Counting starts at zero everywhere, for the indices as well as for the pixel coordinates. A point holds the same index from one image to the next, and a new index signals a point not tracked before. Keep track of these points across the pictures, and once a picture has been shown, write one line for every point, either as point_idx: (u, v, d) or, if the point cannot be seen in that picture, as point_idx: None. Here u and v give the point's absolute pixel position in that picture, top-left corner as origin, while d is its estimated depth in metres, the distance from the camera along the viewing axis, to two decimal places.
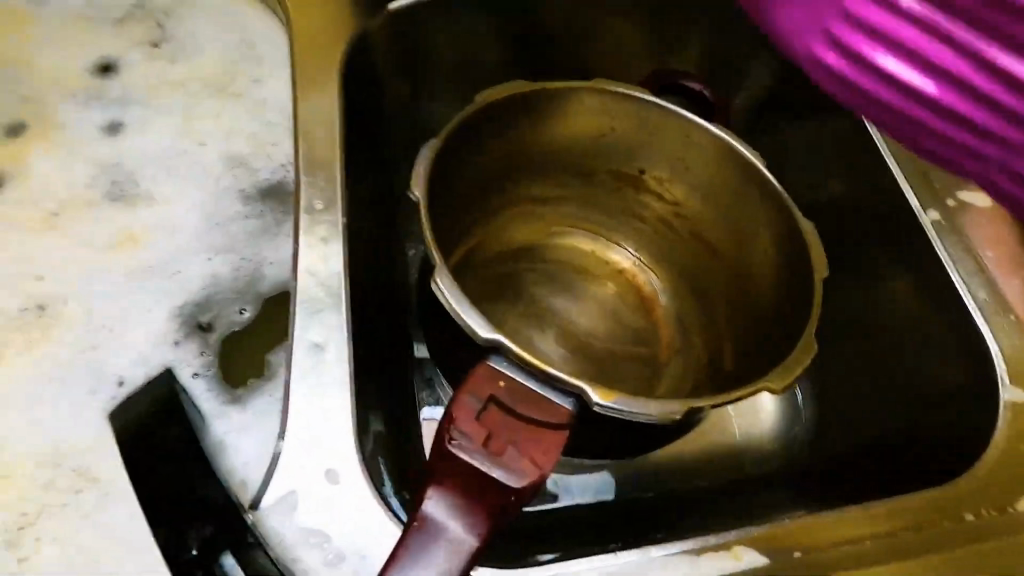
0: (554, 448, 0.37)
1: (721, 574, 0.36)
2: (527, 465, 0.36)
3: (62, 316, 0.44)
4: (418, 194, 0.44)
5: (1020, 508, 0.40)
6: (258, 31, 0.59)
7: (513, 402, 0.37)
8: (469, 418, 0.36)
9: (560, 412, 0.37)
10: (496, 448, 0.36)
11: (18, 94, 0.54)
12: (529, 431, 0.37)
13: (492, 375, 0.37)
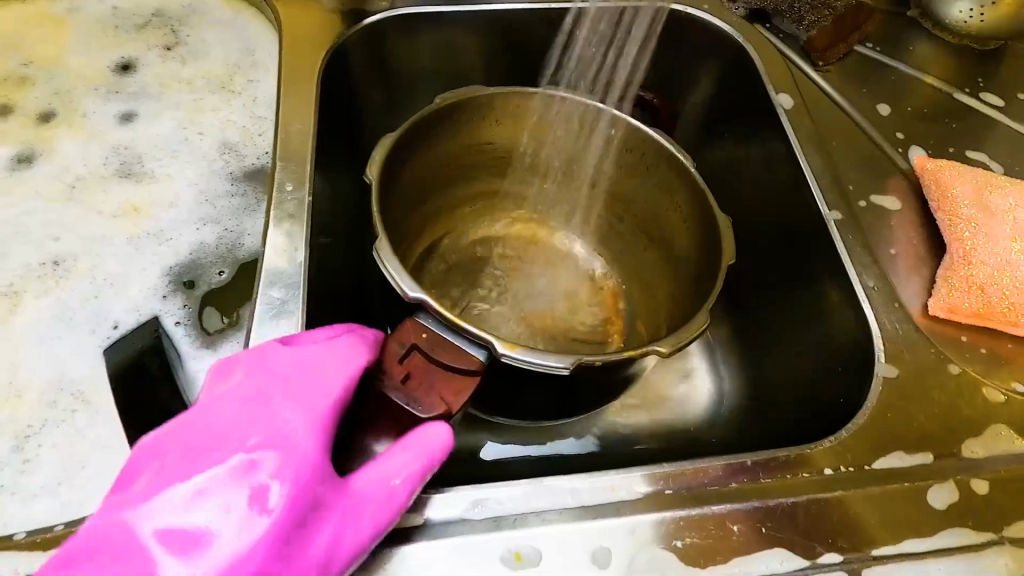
0: (464, 392, 0.42)
1: (600, 503, 0.42)
2: (437, 403, 0.42)
3: (73, 270, 0.53)
4: (371, 177, 0.51)
5: (877, 466, 0.45)
6: (257, 39, 0.69)
7: (432, 350, 0.43)
8: (394, 360, 0.43)
9: (473, 360, 0.43)
10: (414, 386, 0.42)
11: (52, 87, 0.63)
12: (443, 375, 0.43)
13: (416, 327, 0.43)
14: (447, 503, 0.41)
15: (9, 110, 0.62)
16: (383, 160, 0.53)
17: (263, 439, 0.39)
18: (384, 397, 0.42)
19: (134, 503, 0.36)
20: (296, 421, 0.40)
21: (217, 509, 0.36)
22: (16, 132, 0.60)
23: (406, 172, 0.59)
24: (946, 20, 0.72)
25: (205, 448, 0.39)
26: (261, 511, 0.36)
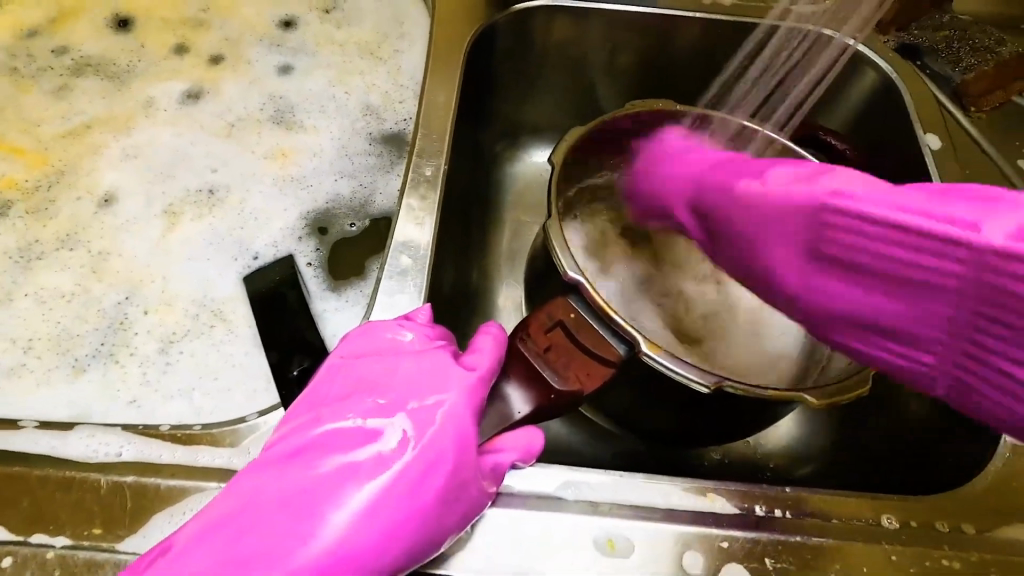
0: (598, 376, 0.44)
1: (694, 508, 0.42)
2: (572, 378, 0.43)
3: (225, 200, 0.58)
4: (554, 162, 0.53)
5: (996, 534, 0.42)
6: (406, 10, 0.71)
7: (578, 332, 0.44)
8: (538, 329, 0.44)
9: (613, 351, 0.44)
10: (554, 359, 0.43)
11: (224, 34, 0.69)
12: (582, 360, 0.44)
13: (566, 306, 0.45)
14: (542, 477, 0.42)
15: (185, 49, 0.68)
16: (566, 151, 0.55)
17: (419, 407, 0.40)
18: (522, 358, 0.43)
19: (306, 431, 0.39)
20: (448, 398, 0.41)
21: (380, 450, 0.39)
22: (188, 70, 0.66)
23: (575, 169, 0.59)
24: None
25: (372, 397, 0.41)
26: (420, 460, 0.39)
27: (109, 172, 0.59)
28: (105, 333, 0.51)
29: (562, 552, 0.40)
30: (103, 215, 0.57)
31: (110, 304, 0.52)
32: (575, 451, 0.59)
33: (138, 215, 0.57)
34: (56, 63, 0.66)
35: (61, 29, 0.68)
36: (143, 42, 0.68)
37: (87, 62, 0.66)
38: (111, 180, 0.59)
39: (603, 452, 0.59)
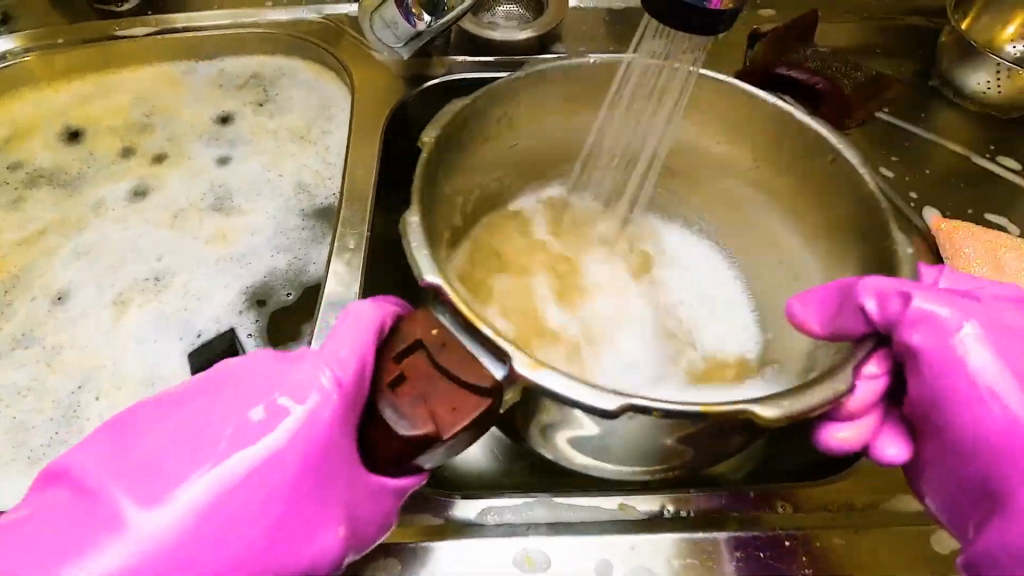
0: (463, 411, 0.39)
1: (606, 517, 0.48)
2: (421, 410, 0.39)
3: (171, 285, 0.63)
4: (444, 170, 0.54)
5: (863, 507, 0.49)
6: (332, 95, 0.80)
7: (438, 354, 0.41)
8: (394, 356, 0.42)
9: (487, 377, 0.40)
10: (404, 391, 0.41)
11: (167, 134, 0.76)
12: (448, 386, 0.40)
13: (429, 324, 0.43)
14: (463, 506, 0.48)
15: (131, 152, 0.74)
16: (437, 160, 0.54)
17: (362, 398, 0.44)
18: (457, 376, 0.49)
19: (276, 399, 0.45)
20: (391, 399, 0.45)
21: (284, 458, 0.41)
22: (135, 170, 0.73)
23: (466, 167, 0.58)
24: (964, 88, 0.78)
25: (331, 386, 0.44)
26: (313, 486, 0.42)
27: (62, 272, 0.64)
28: (58, 422, 0.54)
29: (488, 570, 0.45)
30: (57, 311, 0.62)
31: (65, 396, 0.56)
32: (529, 479, 0.62)
33: (89, 307, 0.62)
34: (12, 177, 0.72)
35: (16, 147, 0.75)
36: (93, 149, 0.75)
37: (41, 173, 0.72)
38: (64, 279, 0.64)
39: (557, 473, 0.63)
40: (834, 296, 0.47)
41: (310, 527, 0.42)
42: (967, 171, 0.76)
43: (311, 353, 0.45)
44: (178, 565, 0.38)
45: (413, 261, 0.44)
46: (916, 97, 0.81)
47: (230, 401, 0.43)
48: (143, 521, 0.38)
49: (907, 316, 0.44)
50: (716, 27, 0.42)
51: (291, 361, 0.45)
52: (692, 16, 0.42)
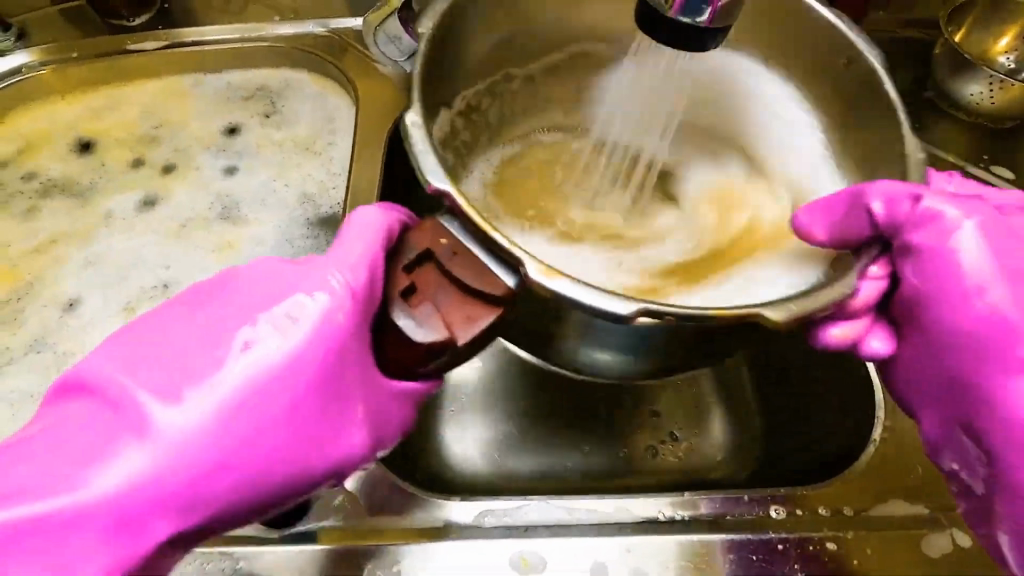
0: (479, 315, 0.38)
1: (601, 519, 0.48)
2: (437, 320, 0.39)
3: (178, 292, 0.65)
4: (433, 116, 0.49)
5: (852, 512, 0.50)
6: (337, 106, 0.82)
7: (449, 263, 0.39)
8: (403, 267, 0.42)
9: (500, 286, 0.39)
10: (415, 302, 0.40)
11: (176, 146, 0.78)
12: (458, 293, 0.39)
13: (438, 232, 0.41)
14: (458, 508, 0.49)
15: (141, 163, 0.76)
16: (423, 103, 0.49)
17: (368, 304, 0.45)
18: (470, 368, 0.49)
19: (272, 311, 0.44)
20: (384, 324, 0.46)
21: (299, 365, 0.42)
22: (144, 181, 0.75)
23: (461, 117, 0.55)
24: (959, 99, 0.79)
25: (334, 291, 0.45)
26: (328, 388, 0.43)
27: (73, 280, 0.66)
28: None
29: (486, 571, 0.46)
30: (68, 318, 0.63)
31: None
32: (530, 483, 0.63)
33: (98, 315, 0.64)
34: (26, 188, 0.74)
35: (29, 158, 0.77)
36: (104, 160, 0.77)
37: (53, 184, 0.74)
38: (74, 287, 0.66)
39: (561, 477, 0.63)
40: (845, 201, 0.48)
41: (333, 430, 0.44)
42: (961, 181, 0.77)
43: (318, 261, 0.46)
44: (206, 466, 0.40)
45: (416, 161, 0.41)
46: (911, 108, 0.82)
47: (243, 309, 0.44)
48: (169, 421, 0.40)
49: (917, 215, 0.46)
50: (709, 42, 0.44)
51: (299, 270, 0.45)
52: (685, 33, 0.43)
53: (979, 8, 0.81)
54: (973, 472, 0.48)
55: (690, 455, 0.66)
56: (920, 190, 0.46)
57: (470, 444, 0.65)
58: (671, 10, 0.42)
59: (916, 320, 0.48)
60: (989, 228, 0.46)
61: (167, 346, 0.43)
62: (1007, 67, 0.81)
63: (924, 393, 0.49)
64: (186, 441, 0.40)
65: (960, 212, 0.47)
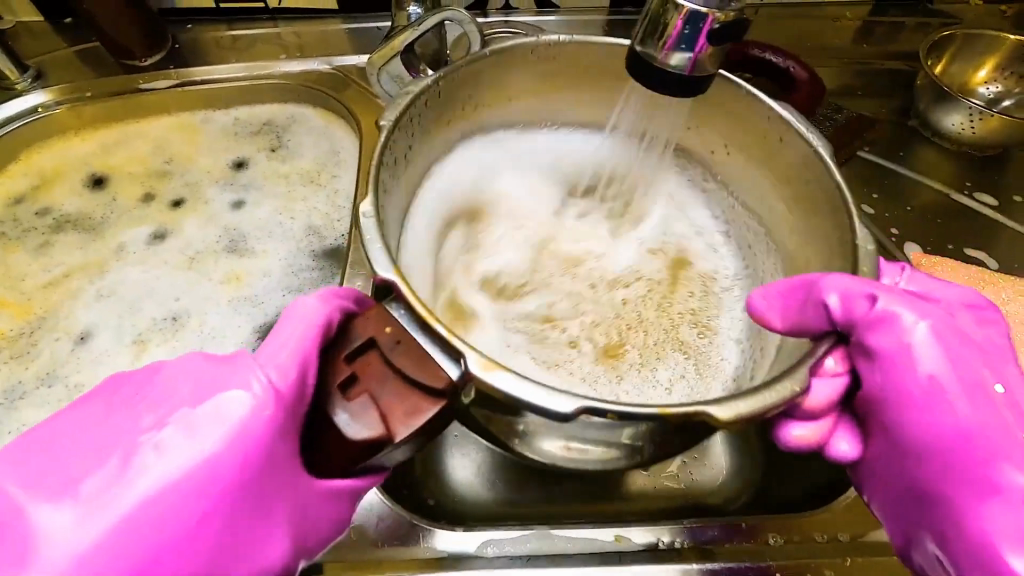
0: (419, 412, 0.39)
1: (603, 549, 0.50)
2: (375, 416, 0.40)
3: (187, 324, 0.67)
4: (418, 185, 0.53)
5: (847, 538, 0.52)
6: (341, 140, 0.84)
7: (392, 352, 0.41)
8: (345, 357, 0.43)
9: (440, 377, 0.40)
10: (354, 395, 0.41)
11: (186, 180, 0.81)
12: (402, 386, 0.40)
13: (383, 320, 0.42)
14: (464, 538, 0.51)
15: (151, 198, 0.79)
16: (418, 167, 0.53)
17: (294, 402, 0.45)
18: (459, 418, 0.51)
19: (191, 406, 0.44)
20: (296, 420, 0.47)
21: (217, 466, 0.42)
22: (154, 215, 0.77)
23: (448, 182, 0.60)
24: (940, 129, 0.82)
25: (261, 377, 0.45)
26: (249, 497, 0.43)
27: (84, 314, 0.68)
28: None
29: None
30: (79, 352, 0.65)
31: None
32: (533, 508, 0.64)
33: (109, 348, 0.65)
34: (39, 223, 0.76)
35: (43, 194, 0.79)
36: (115, 196, 0.79)
37: (66, 219, 0.77)
38: (85, 321, 0.67)
39: (558, 499, 0.64)
40: (798, 292, 0.49)
41: (251, 536, 0.43)
42: (947, 207, 0.80)
43: (246, 358, 0.46)
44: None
45: (366, 251, 0.44)
46: (895, 137, 0.85)
47: (158, 414, 0.44)
48: (60, 528, 0.39)
49: (871, 317, 0.46)
50: (695, 87, 0.46)
51: (223, 369, 0.46)
52: (673, 82, 0.45)
53: (957, 42, 0.84)
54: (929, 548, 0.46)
55: (693, 481, 0.67)
56: (876, 289, 0.46)
57: (470, 470, 0.66)
58: (660, 57, 0.45)
59: (880, 428, 0.48)
60: (943, 333, 0.46)
61: (79, 451, 0.43)
62: (986, 98, 0.85)
63: (886, 505, 0.49)
64: (88, 555, 0.39)
65: (913, 315, 0.47)
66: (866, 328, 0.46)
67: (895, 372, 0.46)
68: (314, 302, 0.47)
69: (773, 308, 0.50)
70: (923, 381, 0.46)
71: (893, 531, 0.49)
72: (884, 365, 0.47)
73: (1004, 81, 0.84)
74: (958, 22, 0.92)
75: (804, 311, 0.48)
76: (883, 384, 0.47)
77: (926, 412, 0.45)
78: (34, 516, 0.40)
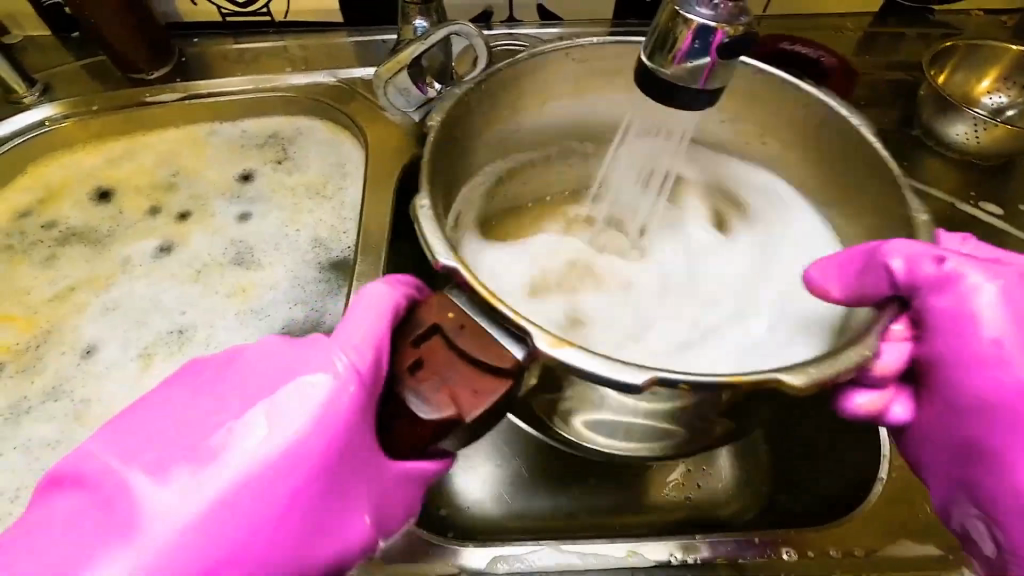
0: (485, 393, 0.39)
1: (613, 566, 0.50)
2: (444, 399, 0.39)
3: (193, 337, 0.67)
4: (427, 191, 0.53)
5: (859, 553, 0.51)
6: (347, 152, 0.84)
7: (457, 336, 0.41)
8: (412, 340, 0.43)
9: (506, 358, 0.40)
10: (423, 377, 0.41)
11: (192, 193, 0.81)
12: (470, 369, 0.40)
13: (445, 305, 0.43)
14: (471, 556, 0.50)
15: (157, 210, 0.79)
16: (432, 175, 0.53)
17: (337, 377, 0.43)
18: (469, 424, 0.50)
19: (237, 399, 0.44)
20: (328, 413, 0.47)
21: (301, 450, 0.42)
22: (161, 228, 0.77)
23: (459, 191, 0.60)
24: (944, 139, 0.82)
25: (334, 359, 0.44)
26: (326, 484, 0.43)
27: (91, 327, 0.68)
28: None
29: None
30: (85, 365, 0.65)
31: None
32: (543, 523, 0.63)
33: (116, 361, 0.65)
34: (46, 236, 0.76)
35: (50, 207, 0.79)
36: (122, 208, 0.79)
37: (72, 232, 0.77)
38: (91, 334, 0.67)
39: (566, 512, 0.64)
40: (858, 260, 0.50)
41: (334, 517, 0.44)
42: (953, 217, 0.80)
43: (324, 340, 0.46)
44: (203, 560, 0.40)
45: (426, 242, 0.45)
46: (899, 147, 0.85)
47: (245, 394, 0.44)
48: (166, 509, 0.40)
49: (939, 277, 0.47)
50: (705, 99, 0.46)
51: (306, 347, 0.46)
52: (684, 95, 0.46)
53: (959, 52, 0.84)
54: (980, 530, 0.48)
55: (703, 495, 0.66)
56: (943, 251, 0.47)
57: (479, 484, 0.65)
58: (670, 69, 0.45)
59: (936, 394, 0.49)
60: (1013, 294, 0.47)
61: (159, 427, 0.43)
62: (989, 108, 0.85)
63: (936, 465, 0.50)
64: (170, 538, 0.39)
65: (983, 275, 0.47)
66: (934, 290, 0.47)
67: (956, 342, 0.47)
68: (383, 286, 0.47)
69: (832, 281, 0.52)
70: (992, 346, 0.46)
71: (937, 492, 0.51)
72: (953, 340, 0.47)
73: (1008, 91, 0.85)
74: (958, 32, 0.93)
75: (862, 279, 0.50)
76: (953, 357, 0.48)
77: (990, 376, 0.46)
78: (137, 483, 0.40)
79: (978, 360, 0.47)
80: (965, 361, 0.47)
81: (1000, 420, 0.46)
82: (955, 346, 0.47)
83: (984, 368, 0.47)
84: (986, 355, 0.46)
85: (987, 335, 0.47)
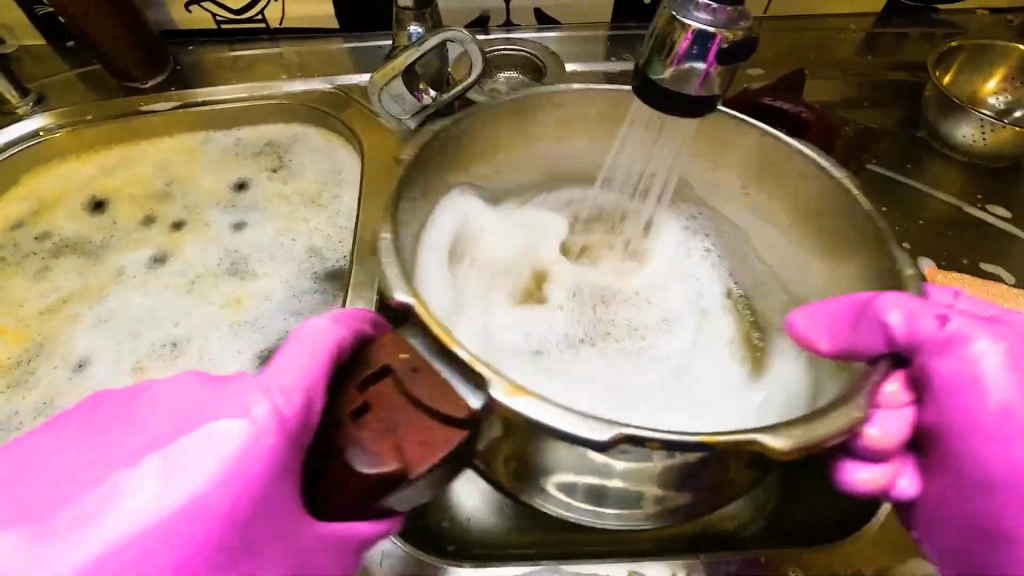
0: (433, 445, 0.39)
1: None
2: (388, 447, 0.38)
3: (187, 350, 0.66)
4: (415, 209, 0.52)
5: None
6: (343, 160, 0.83)
7: (409, 377, 0.41)
8: (358, 383, 0.43)
9: (462, 406, 0.40)
10: (371, 420, 0.40)
11: (186, 203, 0.80)
12: (419, 415, 0.40)
13: (400, 345, 0.43)
14: None
15: (152, 220, 0.78)
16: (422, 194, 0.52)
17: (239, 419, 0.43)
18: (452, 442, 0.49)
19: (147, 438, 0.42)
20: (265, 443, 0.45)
21: (205, 497, 0.39)
22: (155, 238, 0.76)
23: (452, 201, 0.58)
24: (950, 141, 0.80)
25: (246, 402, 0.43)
26: (238, 535, 0.41)
27: (83, 340, 0.67)
28: None
29: None
30: (77, 379, 0.64)
31: None
32: (542, 537, 0.62)
33: (108, 375, 0.64)
34: (39, 248, 0.75)
35: (43, 218, 0.78)
36: (116, 219, 0.78)
37: (66, 243, 0.76)
38: (83, 347, 0.66)
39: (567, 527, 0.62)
40: (850, 315, 0.48)
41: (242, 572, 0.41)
42: (959, 221, 0.78)
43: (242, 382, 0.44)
44: None
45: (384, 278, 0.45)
46: (904, 150, 0.83)
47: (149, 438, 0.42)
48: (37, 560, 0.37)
49: (939, 337, 0.46)
50: (705, 106, 0.45)
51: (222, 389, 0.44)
52: (683, 102, 0.44)
53: (966, 51, 0.82)
54: None
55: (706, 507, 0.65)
56: (945, 311, 0.46)
57: (476, 497, 0.64)
58: (670, 76, 0.43)
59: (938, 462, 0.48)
60: (1016, 356, 0.46)
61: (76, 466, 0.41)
62: (996, 108, 0.84)
63: (932, 528, 0.49)
64: None
65: (988, 340, 0.46)
66: (935, 351, 0.46)
67: (967, 406, 0.46)
68: (319, 323, 0.46)
69: (819, 335, 0.49)
70: (993, 413, 0.45)
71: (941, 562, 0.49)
72: (952, 407, 0.46)
73: (1014, 92, 0.83)
74: (963, 32, 0.91)
75: (863, 336, 0.47)
76: (948, 421, 0.47)
77: (994, 446, 0.45)
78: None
79: (986, 429, 0.45)
80: (966, 430, 0.46)
81: (995, 489, 0.45)
82: (951, 413, 0.46)
83: (991, 443, 0.45)
84: (997, 425, 0.45)
85: (986, 405, 0.45)
